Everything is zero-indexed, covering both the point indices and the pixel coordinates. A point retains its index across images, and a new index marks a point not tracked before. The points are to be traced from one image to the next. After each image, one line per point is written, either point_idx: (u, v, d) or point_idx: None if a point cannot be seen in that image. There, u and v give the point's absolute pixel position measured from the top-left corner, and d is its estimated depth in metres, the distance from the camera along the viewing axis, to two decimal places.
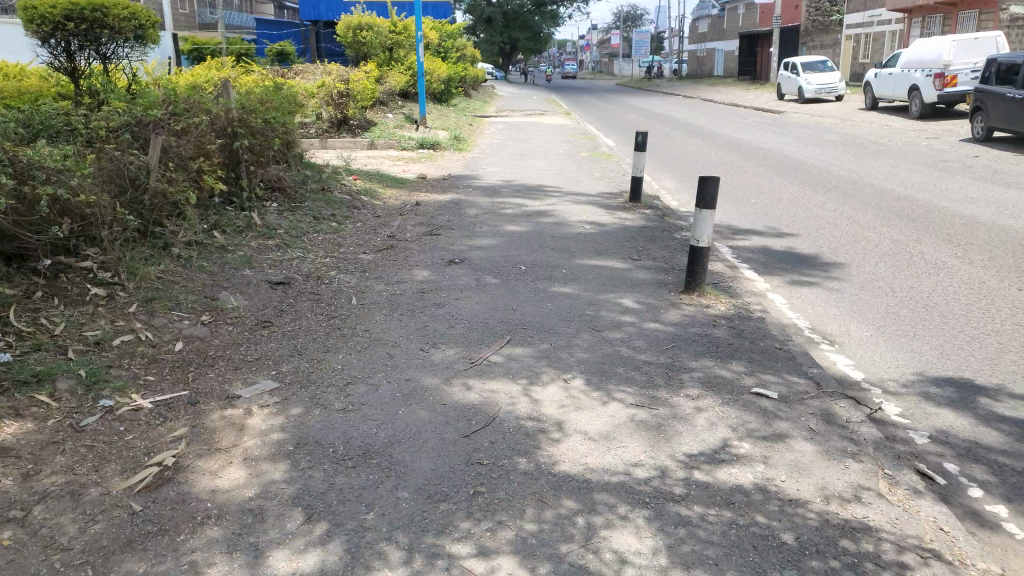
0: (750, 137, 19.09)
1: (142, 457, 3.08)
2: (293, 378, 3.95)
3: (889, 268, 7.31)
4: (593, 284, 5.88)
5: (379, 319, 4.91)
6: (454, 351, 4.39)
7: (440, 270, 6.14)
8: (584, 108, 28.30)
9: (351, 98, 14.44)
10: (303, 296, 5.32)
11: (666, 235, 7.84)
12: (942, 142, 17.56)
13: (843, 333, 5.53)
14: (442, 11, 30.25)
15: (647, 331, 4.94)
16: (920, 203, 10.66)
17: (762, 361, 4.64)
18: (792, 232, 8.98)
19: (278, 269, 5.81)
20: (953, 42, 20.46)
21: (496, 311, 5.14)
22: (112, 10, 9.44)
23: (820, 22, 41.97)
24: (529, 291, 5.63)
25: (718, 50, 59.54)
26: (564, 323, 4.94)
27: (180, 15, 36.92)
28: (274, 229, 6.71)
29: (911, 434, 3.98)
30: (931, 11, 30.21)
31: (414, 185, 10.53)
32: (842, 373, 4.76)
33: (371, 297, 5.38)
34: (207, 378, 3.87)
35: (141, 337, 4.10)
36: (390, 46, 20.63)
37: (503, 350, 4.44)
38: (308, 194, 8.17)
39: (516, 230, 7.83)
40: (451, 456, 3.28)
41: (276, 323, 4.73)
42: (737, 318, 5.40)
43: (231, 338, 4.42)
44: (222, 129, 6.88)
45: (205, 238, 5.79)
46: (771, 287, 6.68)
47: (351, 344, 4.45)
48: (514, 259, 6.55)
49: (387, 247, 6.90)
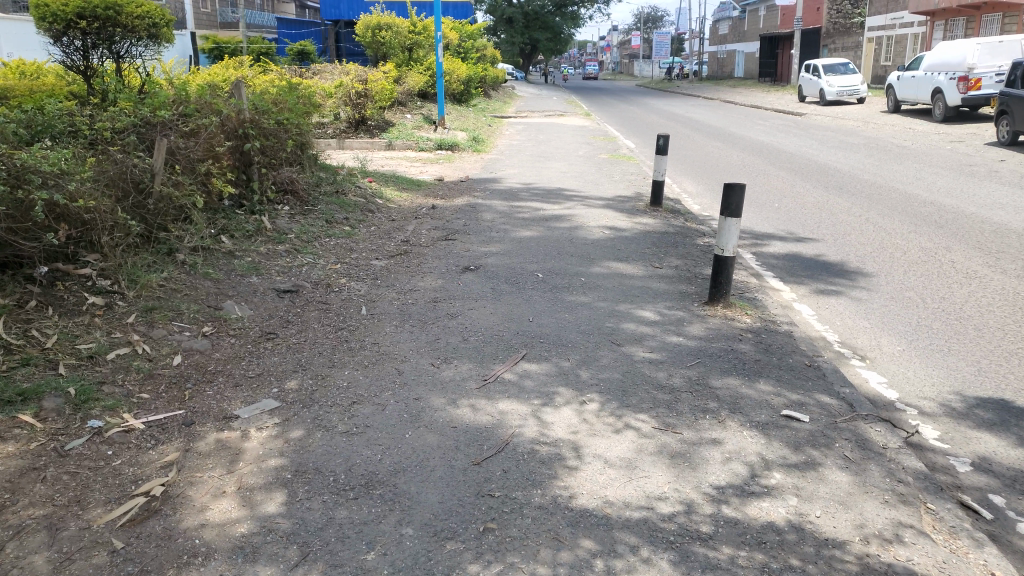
0: (772, 139, 18.67)
1: (129, 486, 2.96)
2: (296, 397, 3.76)
3: (920, 278, 6.92)
4: (614, 294, 5.59)
5: (388, 331, 4.68)
6: (467, 367, 4.15)
7: (453, 278, 5.90)
8: (604, 109, 28.02)
9: (370, 99, 14.26)
10: (311, 305, 5.13)
11: (688, 241, 7.53)
12: (965, 146, 17.01)
13: (873, 349, 5.10)
14: (462, 11, 30.14)
15: (670, 345, 4.61)
16: (949, 209, 10.23)
17: (791, 378, 4.23)
18: (816, 238, 8.61)
19: (287, 276, 5.62)
20: (978, 45, 19.97)
21: (510, 323, 4.88)
22: (126, 9, 9.36)
23: (842, 24, 41.21)
24: (547, 302, 5.36)
25: (740, 52, 58.81)
26: (583, 338, 4.65)
27: (202, 14, 37.38)
28: (285, 233, 6.55)
29: (953, 461, 3.52)
30: (954, 14, 29.46)
31: (431, 187, 10.33)
32: (875, 393, 4.31)
33: (380, 307, 5.15)
34: (205, 396, 3.75)
35: (138, 349, 4.04)
36: (409, 46, 20.49)
37: (517, 367, 4.17)
38: (321, 196, 8.00)
39: (531, 235, 7.56)
40: (460, 487, 3.04)
41: (282, 335, 4.54)
42: (764, 331, 5.01)
43: (234, 351, 4.28)
44: (233, 130, 6.73)
45: (212, 243, 5.70)
46: (798, 297, 6.32)
47: (358, 359, 4.23)
48: (531, 267, 6.28)
49: (399, 253, 6.67)
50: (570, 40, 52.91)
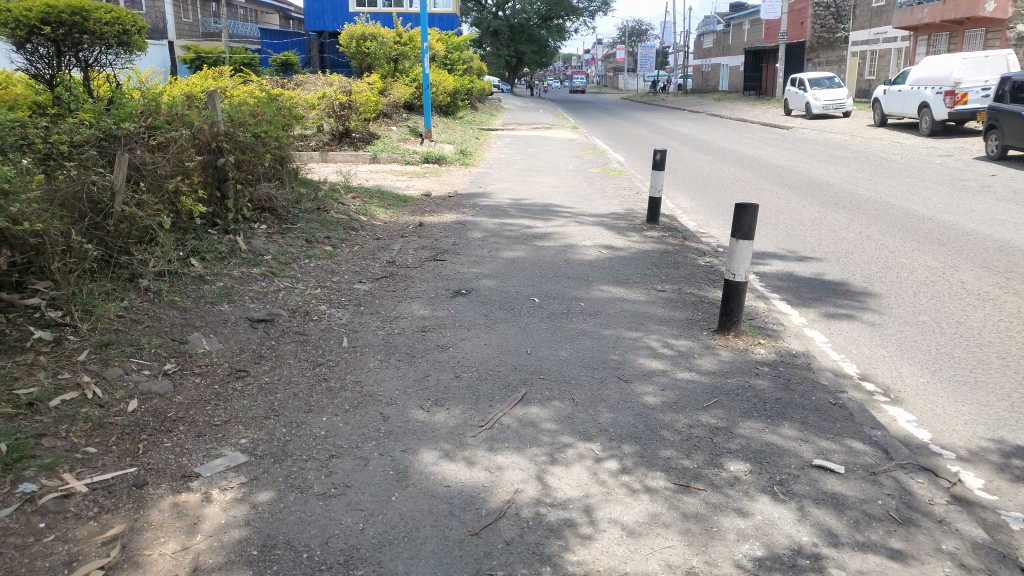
0: (762, 153, 18.48)
1: (61, 570, 2.49)
2: (266, 449, 3.30)
3: (933, 300, 6.61)
4: (617, 321, 5.20)
5: (371, 366, 4.24)
6: (462, 410, 3.73)
7: (444, 303, 5.48)
8: (591, 123, 27.77)
9: (354, 111, 13.81)
10: (287, 336, 4.67)
11: (690, 261, 7.16)
12: (955, 160, 16.96)
13: (895, 381, 4.77)
14: (448, 23, 29.85)
15: (682, 382, 4.22)
16: (948, 225, 10.04)
17: (817, 419, 3.88)
18: (818, 257, 8.31)
19: (261, 303, 5.16)
20: (964, 60, 20.02)
21: (507, 355, 4.47)
22: (93, 15, 9.46)
23: (826, 38, 41.57)
24: (545, 330, 4.95)
25: (724, 65, 59.20)
26: (588, 375, 4.24)
27: (183, 24, 36.69)
28: (261, 255, 6.09)
29: (1004, 517, 3.13)
30: (936, 29, 29.78)
31: (418, 203, 9.90)
32: (906, 433, 3.97)
33: (363, 338, 4.70)
34: (161, 448, 3.25)
35: (87, 394, 3.53)
36: (394, 57, 20.09)
37: (518, 411, 3.76)
38: (301, 214, 7.55)
39: (523, 256, 7.16)
40: (456, 564, 2.60)
41: (253, 373, 4.08)
42: (782, 364, 4.66)
43: (199, 393, 3.79)
44: (206, 144, 6.28)
45: (180, 267, 5.24)
46: (808, 321, 5.98)
47: (338, 401, 3.77)
48: (526, 290, 5.88)
49: (385, 275, 6.24)
50: (556, 53, 52.80)
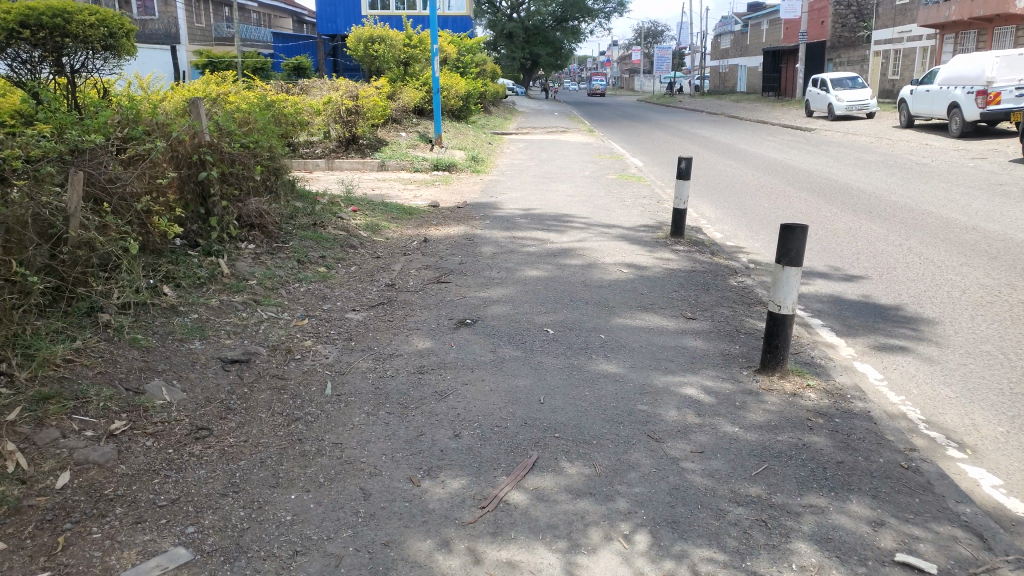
0: (786, 157, 17.70)
1: None
2: (216, 543, 2.67)
3: (997, 325, 5.84)
4: (643, 359, 4.53)
5: (355, 422, 3.59)
6: (460, 485, 3.06)
7: (444, 336, 4.85)
8: (606, 126, 27.04)
9: (361, 116, 13.32)
10: (263, 382, 4.06)
11: (722, 282, 6.47)
12: (992, 163, 16.03)
13: (969, 431, 3.96)
14: (461, 25, 29.30)
15: (724, 438, 3.50)
16: (996, 236, 9.21)
17: (890, 493, 3.08)
18: (860, 275, 7.57)
19: (238, 340, 4.57)
20: (997, 58, 19.04)
21: (515, 404, 3.78)
22: (76, 16, 8.90)
23: (847, 37, 40.59)
24: (562, 371, 4.28)
25: (742, 66, 58.21)
26: (612, 429, 3.54)
27: (197, 29, 36.50)
28: (245, 279, 5.52)
29: None
30: (964, 27, 28.73)
31: (425, 215, 9.28)
32: (997, 504, 3.15)
33: (350, 383, 4.05)
34: (87, 543, 2.63)
35: (8, 467, 2.92)
36: (404, 60, 19.54)
37: (526, 483, 3.08)
38: (295, 230, 6.96)
39: (538, 276, 6.51)
40: None
41: (217, 433, 3.46)
42: (838, 414, 3.87)
43: (147, 460, 3.17)
44: (186, 157, 5.76)
45: (148, 297, 4.67)
46: (858, 353, 5.24)
47: (310, 473, 3.14)
48: (539, 319, 5.24)
49: (382, 302, 5.62)
50: (570, 55, 52.07)
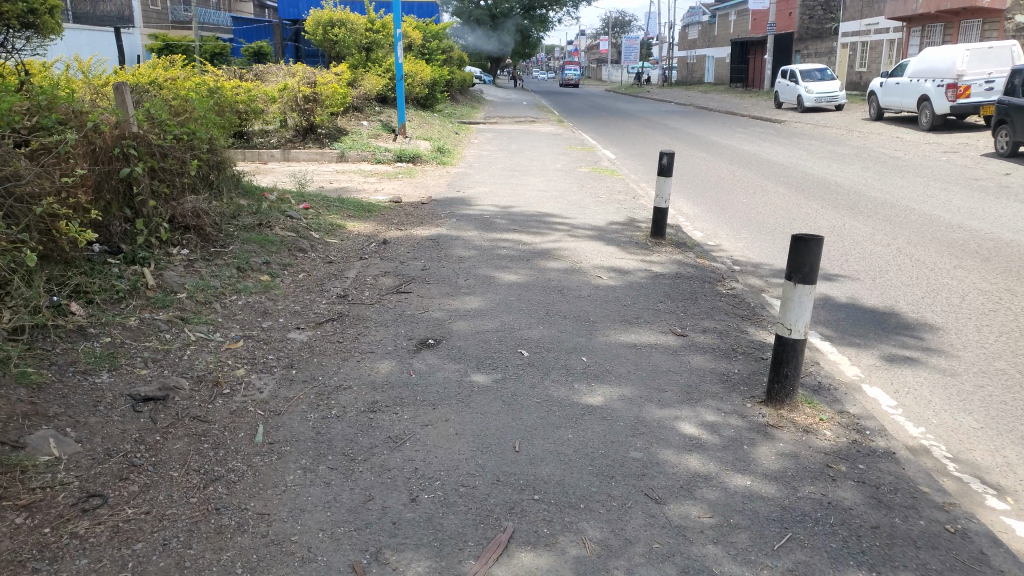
0: (761, 149, 17.34)
1: None
2: None
3: (1004, 336, 5.40)
4: (634, 387, 3.95)
5: (289, 482, 2.93)
6: (418, 573, 2.42)
7: (402, 361, 4.18)
8: (577, 116, 26.41)
9: (319, 104, 12.42)
10: (181, 427, 3.36)
11: (709, 289, 5.94)
12: (963, 157, 15.88)
13: (1005, 472, 3.40)
14: (428, 11, 28.24)
15: (737, 496, 2.91)
16: (983, 235, 8.88)
17: (942, 569, 2.54)
18: (850, 277, 7.12)
19: (155, 371, 3.83)
20: (967, 52, 18.91)
21: (484, 455, 3.15)
22: None
23: (814, 29, 40.70)
24: (541, 407, 3.64)
25: (710, 57, 58.07)
26: (606, 487, 2.94)
27: (151, 11, 34.78)
28: (173, 292, 4.77)
29: None
30: (931, 20, 28.76)
31: (384, 212, 8.54)
32: None
33: (287, 427, 3.37)
34: None
35: None
36: (366, 45, 18.60)
37: (501, 569, 2.45)
38: (237, 231, 6.17)
39: (510, 283, 5.87)
40: None
41: (113, 503, 2.76)
42: (860, 457, 3.32)
43: (12, 547, 2.47)
44: (105, 151, 4.96)
45: (48, 320, 3.91)
46: (865, 370, 4.71)
47: (225, 560, 2.47)
48: (512, 338, 4.61)
49: (332, 317, 4.93)
50: (539, 44, 51.14)
